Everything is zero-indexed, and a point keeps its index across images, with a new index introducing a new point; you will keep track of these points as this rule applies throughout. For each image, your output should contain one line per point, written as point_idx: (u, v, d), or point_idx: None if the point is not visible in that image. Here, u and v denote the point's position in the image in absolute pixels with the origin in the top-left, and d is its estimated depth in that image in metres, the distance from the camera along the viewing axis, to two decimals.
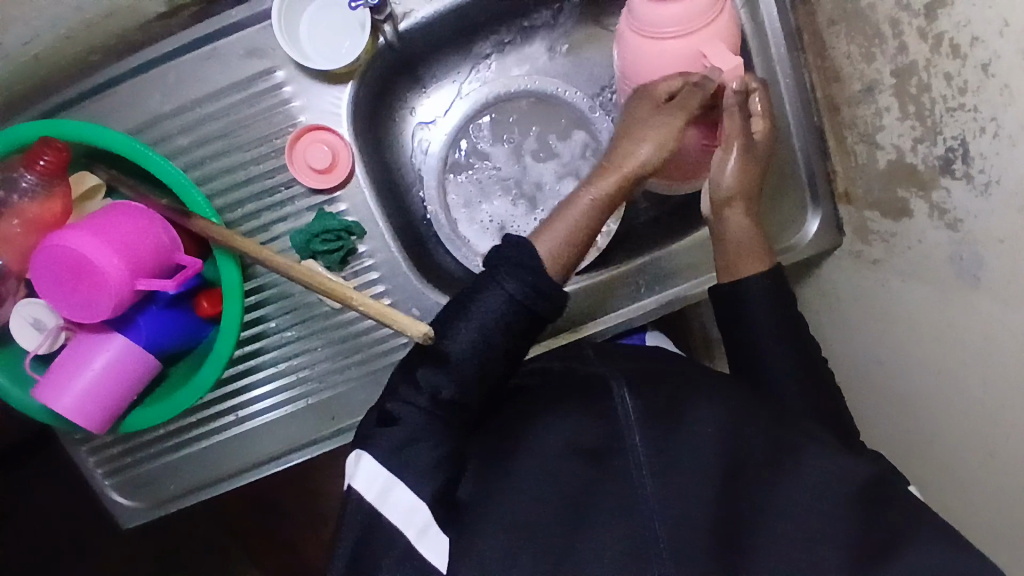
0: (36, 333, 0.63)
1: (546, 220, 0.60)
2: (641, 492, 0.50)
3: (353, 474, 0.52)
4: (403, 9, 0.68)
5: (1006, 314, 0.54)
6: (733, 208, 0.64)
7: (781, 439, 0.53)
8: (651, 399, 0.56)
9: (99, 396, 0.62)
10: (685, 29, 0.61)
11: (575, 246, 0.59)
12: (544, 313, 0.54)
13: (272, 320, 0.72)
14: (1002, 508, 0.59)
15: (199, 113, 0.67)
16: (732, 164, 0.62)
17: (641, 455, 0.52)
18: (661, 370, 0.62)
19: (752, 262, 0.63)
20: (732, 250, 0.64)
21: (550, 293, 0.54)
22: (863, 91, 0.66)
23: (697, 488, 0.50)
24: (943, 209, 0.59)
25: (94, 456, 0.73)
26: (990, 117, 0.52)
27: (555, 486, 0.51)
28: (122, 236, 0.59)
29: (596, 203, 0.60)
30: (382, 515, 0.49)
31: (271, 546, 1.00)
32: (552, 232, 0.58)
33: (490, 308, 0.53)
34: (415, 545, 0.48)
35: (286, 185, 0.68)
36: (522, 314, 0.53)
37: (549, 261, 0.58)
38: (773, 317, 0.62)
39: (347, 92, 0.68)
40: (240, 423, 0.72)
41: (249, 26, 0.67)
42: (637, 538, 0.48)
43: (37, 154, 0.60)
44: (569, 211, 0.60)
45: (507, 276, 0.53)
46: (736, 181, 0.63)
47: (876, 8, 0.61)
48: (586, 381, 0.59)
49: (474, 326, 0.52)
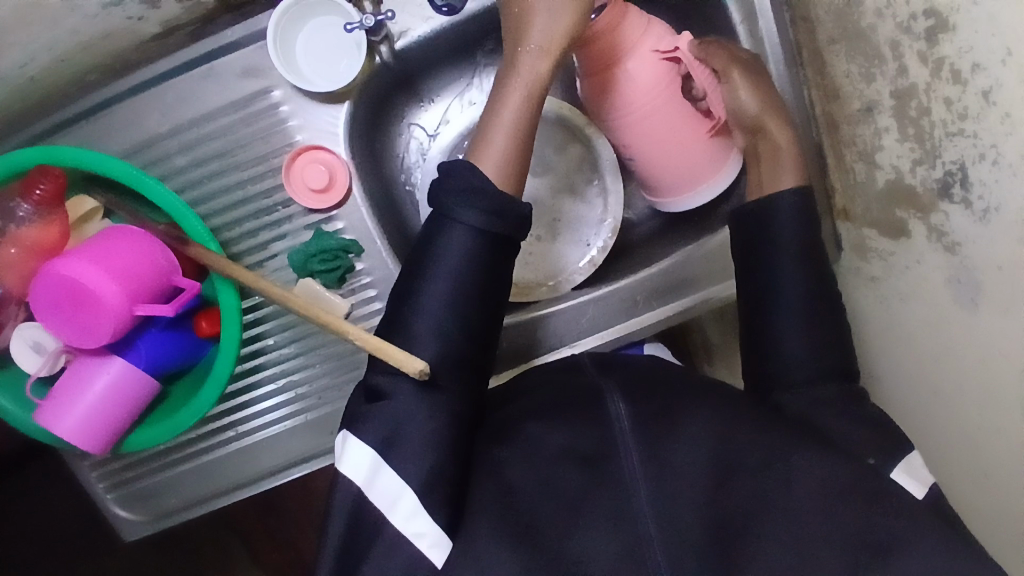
0: (35, 356, 0.63)
1: (481, 137, 0.61)
2: (634, 497, 0.50)
3: (340, 454, 0.51)
4: (400, 28, 0.70)
5: (1006, 340, 0.54)
6: (767, 125, 0.69)
7: (780, 439, 0.52)
8: (645, 407, 0.55)
9: (101, 421, 0.62)
10: (636, 43, 0.67)
11: (513, 154, 0.60)
12: (505, 232, 0.56)
13: (271, 337, 0.72)
14: (995, 524, 0.58)
15: (195, 133, 0.68)
16: (742, 86, 0.68)
17: (636, 464, 0.52)
18: (659, 374, 0.62)
19: (790, 172, 0.67)
20: (771, 167, 0.68)
21: (506, 212, 0.56)
22: (862, 110, 0.65)
23: (691, 495, 0.50)
24: (941, 232, 0.58)
25: (95, 471, 0.73)
26: (991, 144, 0.51)
27: (550, 494, 0.52)
28: (121, 263, 0.59)
29: (528, 96, 0.61)
30: (371, 501, 0.49)
31: (273, 549, 1.01)
32: (491, 148, 0.60)
33: (457, 244, 0.54)
34: (406, 539, 0.48)
35: (283, 204, 0.68)
36: (486, 240, 0.55)
37: (499, 177, 0.59)
38: (784, 323, 0.62)
39: (344, 110, 0.69)
40: (240, 438, 0.73)
41: (245, 45, 0.67)
42: (630, 550, 0.48)
43: (33, 182, 0.60)
44: (504, 119, 0.61)
45: (461, 208, 0.55)
46: (756, 99, 0.68)
47: (876, 30, 0.61)
48: (584, 390, 0.58)
49: (447, 274, 0.54)
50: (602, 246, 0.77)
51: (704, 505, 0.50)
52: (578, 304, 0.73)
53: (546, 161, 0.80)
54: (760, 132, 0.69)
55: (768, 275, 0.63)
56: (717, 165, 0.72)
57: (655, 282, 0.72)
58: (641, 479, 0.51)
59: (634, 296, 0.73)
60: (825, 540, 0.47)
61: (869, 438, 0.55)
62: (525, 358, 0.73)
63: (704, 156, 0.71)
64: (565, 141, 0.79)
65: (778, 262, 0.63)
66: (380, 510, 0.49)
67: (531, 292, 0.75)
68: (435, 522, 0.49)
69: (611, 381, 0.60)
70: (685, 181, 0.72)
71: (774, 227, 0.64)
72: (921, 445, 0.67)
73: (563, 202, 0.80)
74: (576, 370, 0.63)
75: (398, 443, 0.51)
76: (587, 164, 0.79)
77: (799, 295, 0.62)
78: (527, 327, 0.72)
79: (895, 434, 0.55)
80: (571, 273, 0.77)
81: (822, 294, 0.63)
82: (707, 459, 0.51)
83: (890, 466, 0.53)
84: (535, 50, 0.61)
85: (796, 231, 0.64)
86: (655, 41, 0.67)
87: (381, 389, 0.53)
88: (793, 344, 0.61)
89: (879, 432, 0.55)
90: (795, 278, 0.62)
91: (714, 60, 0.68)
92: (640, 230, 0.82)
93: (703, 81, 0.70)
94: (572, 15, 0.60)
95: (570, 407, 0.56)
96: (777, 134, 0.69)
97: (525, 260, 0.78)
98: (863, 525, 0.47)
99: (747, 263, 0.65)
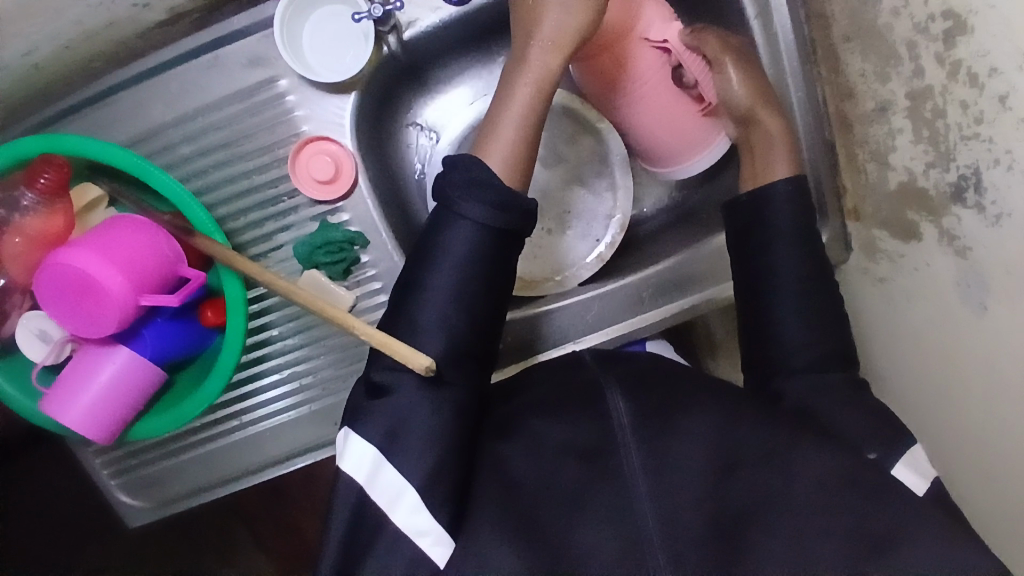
0: (41, 343, 0.63)
1: (489, 131, 0.60)
2: (633, 492, 0.50)
3: (341, 451, 0.51)
4: (408, 19, 0.69)
5: (1015, 347, 0.53)
6: (759, 116, 0.68)
7: (780, 433, 0.52)
8: (645, 402, 0.55)
9: (105, 410, 0.62)
10: (624, 28, 0.66)
11: (520, 148, 0.59)
12: (514, 226, 0.55)
13: (275, 328, 0.72)
14: (1001, 524, 0.58)
15: (201, 123, 0.67)
16: (734, 76, 0.68)
17: (636, 460, 0.51)
18: (660, 368, 0.61)
19: (783, 164, 0.67)
20: (761, 159, 0.69)
21: (511, 206, 0.55)
22: (876, 110, 0.64)
23: (689, 489, 0.50)
24: (953, 235, 0.57)
25: (99, 458, 0.74)
26: (1005, 149, 0.50)
27: (550, 488, 0.51)
28: (126, 254, 0.59)
29: (538, 90, 0.60)
30: (372, 499, 0.49)
31: (277, 535, 1.01)
32: (497, 144, 0.59)
33: (460, 239, 0.53)
34: (408, 537, 0.48)
35: (289, 195, 0.68)
36: (492, 234, 0.54)
37: (506, 172, 0.58)
38: (798, 316, 0.60)
39: (351, 101, 0.68)
40: (243, 428, 0.73)
41: (252, 33, 0.67)
42: (631, 544, 0.48)
43: (37, 171, 0.61)
44: (512, 114, 0.60)
45: (468, 204, 0.54)
46: (746, 91, 0.68)
47: (892, 29, 0.60)
48: (584, 385, 0.58)
49: (451, 269, 0.53)
50: (610, 242, 0.77)
51: (706, 504, 0.49)
52: (583, 300, 0.73)
53: (555, 154, 0.79)
54: (752, 122, 0.69)
55: (764, 263, 0.62)
56: (699, 148, 0.72)
57: (660, 279, 0.72)
58: (642, 474, 0.51)
59: (639, 292, 0.72)
60: (826, 531, 0.47)
61: (872, 429, 0.54)
62: (529, 353, 0.72)
63: (684, 140, 0.72)
64: (575, 132, 0.79)
65: (781, 259, 0.62)
66: (381, 508, 0.49)
67: (536, 286, 0.75)
68: (437, 520, 0.49)
69: (609, 374, 0.59)
70: (670, 158, 0.74)
71: (773, 225, 0.63)
72: (927, 447, 0.66)
73: (571, 196, 0.79)
74: (577, 366, 0.62)
75: (398, 441, 0.50)
76: (596, 157, 0.79)
77: (802, 292, 0.61)
78: (531, 321, 0.72)
79: (898, 424, 0.55)
80: (579, 269, 0.77)
81: (822, 291, 0.61)
82: (707, 454, 0.51)
83: (891, 464, 0.52)
84: (545, 45, 0.60)
85: (794, 229, 0.63)
86: (646, 28, 0.66)
87: (385, 387, 0.53)
88: (793, 340, 0.60)
89: (881, 419, 0.54)
90: (808, 273, 0.62)
91: (706, 47, 0.68)
92: (648, 224, 0.81)
93: (695, 68, 0.69)
94: (585, 11, 0.59)
95: (568, 406, 0.56)
96: (769, 124, 0.68)
97: (533, 254, 0.77)
98: (866, 519, 0.47)
99: (744, 251, 0.64)
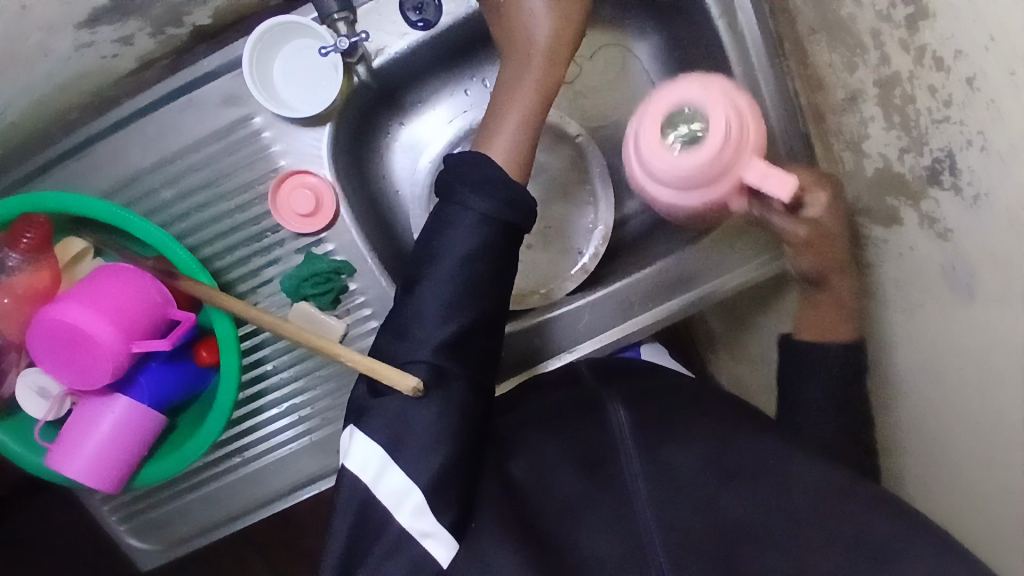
0: (41, 399, 0.64)
1: (489, 129, 0.60)
2: (632, 494, 0.51)
3: (347, 449, 0.50)
4: (375, 46, 0.70)
5: (1000, 330, 0.53)
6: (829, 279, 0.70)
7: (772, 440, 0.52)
8: (644, 410, 0.56)
9: (109, 460, 0.62)
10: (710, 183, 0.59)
11: (523, 143, 0.59)
12: (517, 225, 0.54)
13: (270, 362, 0.72)
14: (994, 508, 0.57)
15: (181, 165, 0.68)
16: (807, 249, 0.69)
17: (635, 466, 0.52)
18: (658, 386, 0.60)
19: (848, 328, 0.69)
20: (828, 319, 0.70)
21: (517, 205, 0.54)
22: (847, 100, 0.65)
23: (689, 498, 0.50)
24: (932, 219, 0.57)
25: (107, 504, 0.75)
26: (976, 131, 0.50)
27: (545, 497, 0.52)
28: (113, 302, 0.59)
29: (533, 95, 0.60)
30: (379, 499, 0.48)
31: (290, 558, 1.02)
32: (502, 136, 0.59)
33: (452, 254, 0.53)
34: (415, 538, 0.47)
35: (272, 230, 0.69)
36: (494, 240, 0.53)
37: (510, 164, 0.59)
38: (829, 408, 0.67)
39: (326, 132, 0.69)
40: (246, 464, 0.73)
41: (223, 73, 0.68)
42: (631, 548, 0.49)
43: (20, 232, 0.61)
44: (513, 115, 0.60)
45: (444, 238, 0.54)
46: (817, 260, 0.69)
47: (856, 19, 0.60)
48: (581, 398, 0.59)
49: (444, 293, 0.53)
50: (593, 254, 0.78)
51: (704, 515, 0.50)
52: (575, 309, 0.72)
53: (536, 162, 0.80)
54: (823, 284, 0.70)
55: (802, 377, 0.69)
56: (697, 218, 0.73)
57: (646, 284, 0.72)
58: (642, 479, 0.51)
59: (629, 297, 0.72)
60: (827, 537, 0.46)
61: None
62: (533, 364, 0.72)
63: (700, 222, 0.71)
64: (555, 140, 0.79)
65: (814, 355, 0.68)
66: (388, 509, 0.48)
67: (523, 300, 0.75)
68: (441, 521, 0.48)
69: (606, 389, 0.59)
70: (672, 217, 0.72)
71: None
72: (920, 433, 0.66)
73: (557, 208, 0.80)
74: (573, 379, 0.63)
75: (403, 446, 0.49)
76: (575, 167, 0.80)
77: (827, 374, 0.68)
78: (526, 334, 0.72)
79: None
80: (564, 280, 0.77)
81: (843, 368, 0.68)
82: (704, 463, 0.52)
83: None
84: (525, 87, 0.60)
85: None
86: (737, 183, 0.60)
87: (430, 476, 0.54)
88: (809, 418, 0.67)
89: None
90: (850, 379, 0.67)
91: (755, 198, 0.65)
92: (632, 226, 0.82)
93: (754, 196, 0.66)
94: (547, 27, 0.61)
95: (563, 420, 0.56)
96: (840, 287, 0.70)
97: (527, 268, 0.79)
98: (861, 526, 0.46)
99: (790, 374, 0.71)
